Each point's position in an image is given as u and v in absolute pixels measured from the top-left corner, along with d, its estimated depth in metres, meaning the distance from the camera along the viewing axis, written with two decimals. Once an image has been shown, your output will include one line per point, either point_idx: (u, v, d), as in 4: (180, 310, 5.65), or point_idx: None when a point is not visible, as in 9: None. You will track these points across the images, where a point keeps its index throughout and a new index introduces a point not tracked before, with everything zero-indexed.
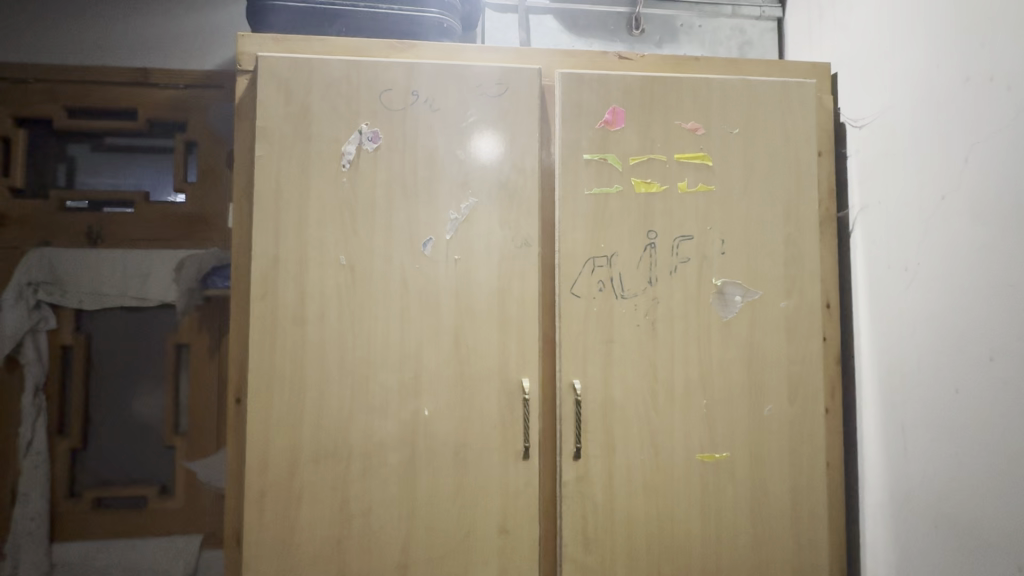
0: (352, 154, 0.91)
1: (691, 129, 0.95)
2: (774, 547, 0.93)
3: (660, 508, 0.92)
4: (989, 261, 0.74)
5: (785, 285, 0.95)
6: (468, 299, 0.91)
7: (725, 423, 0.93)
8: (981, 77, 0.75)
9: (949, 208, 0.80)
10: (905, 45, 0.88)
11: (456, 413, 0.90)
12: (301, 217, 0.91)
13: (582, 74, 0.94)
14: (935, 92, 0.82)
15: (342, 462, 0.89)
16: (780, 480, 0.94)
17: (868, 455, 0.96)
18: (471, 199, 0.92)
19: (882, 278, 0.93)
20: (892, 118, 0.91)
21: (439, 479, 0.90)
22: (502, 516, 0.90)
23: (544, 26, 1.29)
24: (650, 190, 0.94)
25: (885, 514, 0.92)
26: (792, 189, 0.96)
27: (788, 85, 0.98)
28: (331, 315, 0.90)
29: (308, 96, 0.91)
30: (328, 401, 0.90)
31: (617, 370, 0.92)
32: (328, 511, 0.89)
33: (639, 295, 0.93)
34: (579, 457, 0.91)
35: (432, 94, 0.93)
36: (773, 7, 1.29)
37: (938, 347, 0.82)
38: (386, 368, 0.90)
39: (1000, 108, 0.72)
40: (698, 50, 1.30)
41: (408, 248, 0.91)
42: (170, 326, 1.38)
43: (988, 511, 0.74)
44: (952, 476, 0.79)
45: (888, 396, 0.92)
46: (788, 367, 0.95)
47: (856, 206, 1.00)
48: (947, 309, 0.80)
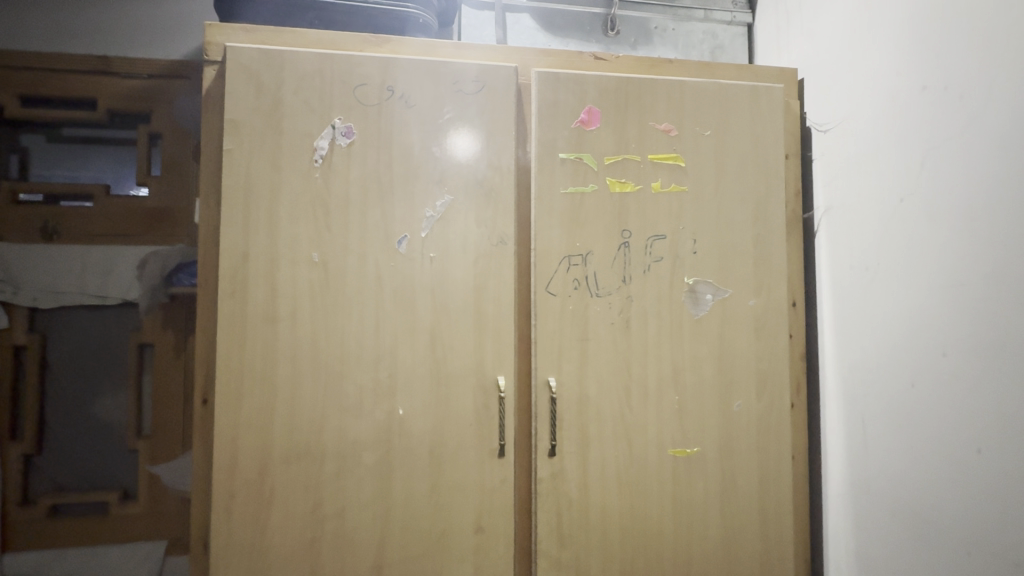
0: (324, 149, 0.90)
1: (665, 130, 0.97)
2: (742, 539, 0.96)
3: (634, 503, 0.94)
4: (943, 261, 0.77)
5: (753, 284, 0.98)
6: (444, 297, 0.91)
7: (696, 419, 0.95)
8: (936, 87, 0.78)
9: (907, 210, 0.83)
10: (868, 53, 0.91)
11: (432, 412, 0.90)
12: (272, 213, 0.89)
13: (559, 74, 0.95)
14: (894, 99, 0.86)
15: (315, 462, 0.88)
16: (748, 474, 0.96)
17: (831, 446, 1.00)
18: (447, 196, 0.91)
19: (844, 277, 0.97)
20: (855, 123, 0.94)
21: (414, 479, 0.90)
22: (478, 514, 0.90)
23: (521, 24, 1.29)
24: (624, 190, 0.95)
25: (846, 503, 0.96)
26: (760, 190, 0.99)
27: (758, 89, 1.00)
28: (304, 314, 0.89)
29: (279, 88, 0.89)
30: (301, 401, 0.88)
31: (593, 367, 0.93)
32: (301, 513, 0.88)
33: (614, 293, 0.94)
34: (554, 454, 0.92)
35: (407, 90, 0.91)
36: (743, 13, 1.32)
37: (896, 343, 0.86)
38: (361, 367, 0.89)
39: (952, 116, 0.76)
40: (672, 52, 1.32)
41: (383, 246, 0.90)
42: (132, 326, 1.32)
43: (940, 499, 0.78)
44: (908, 466, 0.83)
45: (850, 391, 0.96)
46: (756, 363, 0.97)
47: (821, 208, 1.03)
48: (904, 307, 0.84)
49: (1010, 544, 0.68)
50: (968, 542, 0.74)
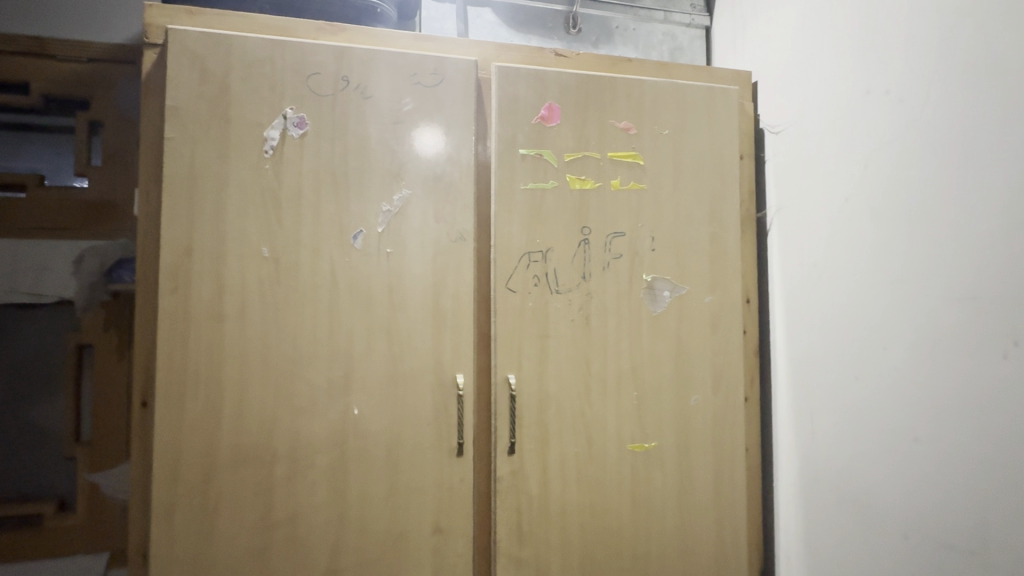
0: (275, 140, 0.86)
1: (624, 128, 0.97)
2: (698, 530, 0.98)
3: (593, 499, 0.94)
4: (884, 259, 0.81)
5: (709, 281, 1.00)
6: (402, 294, 0.89)
7: (654, 414, 0.96)
8: (879, 90, 0.82)
9: (853, 209, 0.87)
10: (817, 58, 0.94)
11: (388, 411, 0.88)
12: (218, 204, 0.84)
13: (519, 69, 0.94)
14: (841, 102, 0.89)
15: (265, 466, 0.85)
16: (704, 468, 0.98)
17: (782, 438, 1.03)
18: (404, 190, 0.89)
19: (795, 273, 1.00)
20: (805, 124, 0.97)
21: (370, 481, 0.87)
22: (436, 515, 0.89)
23: (482, 18, 1.28)
24: (584, 187, 0.96)
25: (796, 492, 0.99)
26: (716, 188, 1.01)
27: (714, 90, 1.02)
28: (253, 311, 0.85)
29: (225, 74, 0.85)
30: (250, 402, 0.84)
31: (552, 364, 0.93)
32: (251, 519, 0.84)
33: (574, 290, 0.94)
34: (513, 452, 0.91)
35: (363, 81, 0.89)
36: (701, 16, 1.34)
37: (842, 337, 0.89)
38: (314, 366, 0.86)
39: (893, 118, 0.79)
40: (633, 52, 1.33)
41: (337, 241, 0.87)
42: (69, 325, 1.23)
43: (882, 486, 0.81)
44: (852, 456, 0.87)
45: (800, 384, 0.99)
46: (712, 359, 0.99)
47: (773, 207, 1.06)
48: (850, 302, 0.87)
49: (943, 528, 0.72)
50: (906, 527, 0.77)
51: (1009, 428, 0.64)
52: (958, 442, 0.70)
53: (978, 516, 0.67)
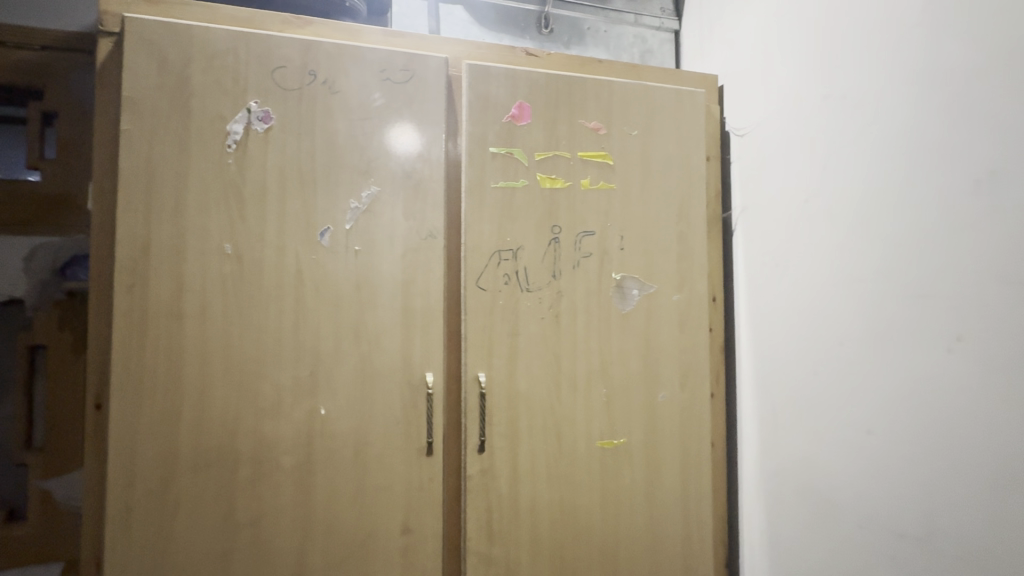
0: (239, 134, 0.84)
1: (594, 128, 0.98)
2: (666, 525, 0.99)
3: (563, 496, 0.95)
4: (840, 258, 0.84)
5: (677, 279, 1.02)
6: (370, 292, 0.88)
7: (623, 411, 0.98)
8: (836, 96, 0.85)
9: (811, 210, 0.90)
10: (780, 63, 0.97)
11: (356, 411, 0.87)
12: (178, 200, 0.82)
13: (490, 67, 0.94)
14: (802, 107, 0.92)
15: (227, 468, 0.82)
16: (671, 463, 1.00)
17: (746, 432, 1.06)
18: (373, 187, 0.88)
19: (759, 272, 1.03)
20: (768, 128, 1.00)
21: (337, 483, 0.86)
22: (405, 515, 0.88)
23: (454, 16, 1.27)
24: (555, 186, 0.96)
25: (759, 485, 1.02)
26: (684, 189, 1.03)
27: (682, 93, 1.04)
28: (214, 310, 0.82)
29: (185, 66, 0.82)
30: (211, 403, 0.82)
31: (523, 362, 0.93)
32: (211, 523, 0.82)
33: (544, 288, 0.95)
34: (483, 450, 0.91)
35: (331, 75, 0.87)
36: (671, 20, 1.37)
37: (802, 334, 0.92)
38: (279, 366, 0.84)
39: (848, 123, 0.82)
40: (604, 54, 1.35)
41: (304, 238, 0.86)
42: (18, 325, 1.15)
43: (837, 477, 0.84)
44: (811, 449, 0.90)
45: (762, 380, 1.01)
46: (679, 356, 1.01)
47: (738, 208, 1.09)
48: (810, 300, 0.90)
49: (893, 516, 0.75)
50: (860, 516, 0.80)
51: (953, 420, 0.67)
52: (907, 434, 0.73)
53: (925, 505, 0.70)
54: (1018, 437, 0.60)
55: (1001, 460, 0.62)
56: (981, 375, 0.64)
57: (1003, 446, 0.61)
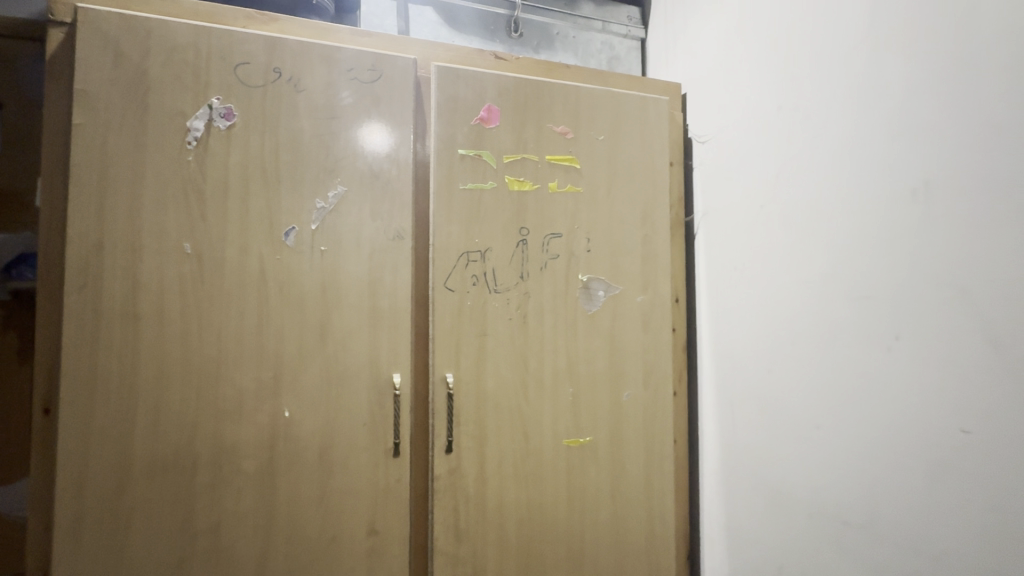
0: (200, 130, 0.82)
1: (562, 132, 1.00)
2: (630, 520, 1.02)
3: (530, 494, 0.96)
4: (793, 262, 0.88)
5: (641, 281, 1.05)
6: (337, 292, 0.87)
7: (589, 410, 1.00)
8: (789, 107, 0.89)
9: (767, 215, 0.94)
10: (739, 74, 1.01)
11: (321, 412, 0.86)
12: (133, 197, 0.79)
13: (458, 69, 0.95)
14: (759, 117, 0.96)
15: (185, 473, 0.80)
16: (635, 460, 1.03)
17: (707, 429, 1.10)
18: (340, 187, 0.87)
19: (719, 275, 1.07)
20: (728, 136, 1.04)
21: (301, 485, 0.85)
22: (371, 516, 0.87)
23: (423, 17, 1.27)
24: (523, 189, 0.98)
25: (718, 479, 1.06)
26: (648, 193, 1.06)
27: (647, 100, 1.07)
28: (172, 311, 0.80)
29: (143, 60, 0.80)
30: (168, 407, 0.80)
31: (490, 362, 0.94)
32: (168, 530, 0.80)
33: (511, 289, 0.96)
34: (450, 450, 0.91)
35: (297, 73, 0.86)
36: (637, 28, 1.40)
37: (759, 334, 0.96)
38: (241, 367, 0.83)
39: (801, 133, 0.86)
40: (572, 59, 1.38)
41: (267, 237, 0.84)
42: None
43: (789, 471, 0.88)
44: (767, 444, 0.93)
45: (722, 379, 1.05)
46: (644, 355, 1.04)
47: (700, 212, 1.13)
48: (766, 302, 0.94)
49: (839, 505, 0.79)
50: (810, 507, 0.84)
51: (892, 414, 0.71)
52: (853, 428, 0.77)
53: (868, 494, 0.74)
54: (948, 429, 0.64)
55: (933, 450, 0.66)
56: (916, 372, 0.68)
57: (935, 437, 0.66)
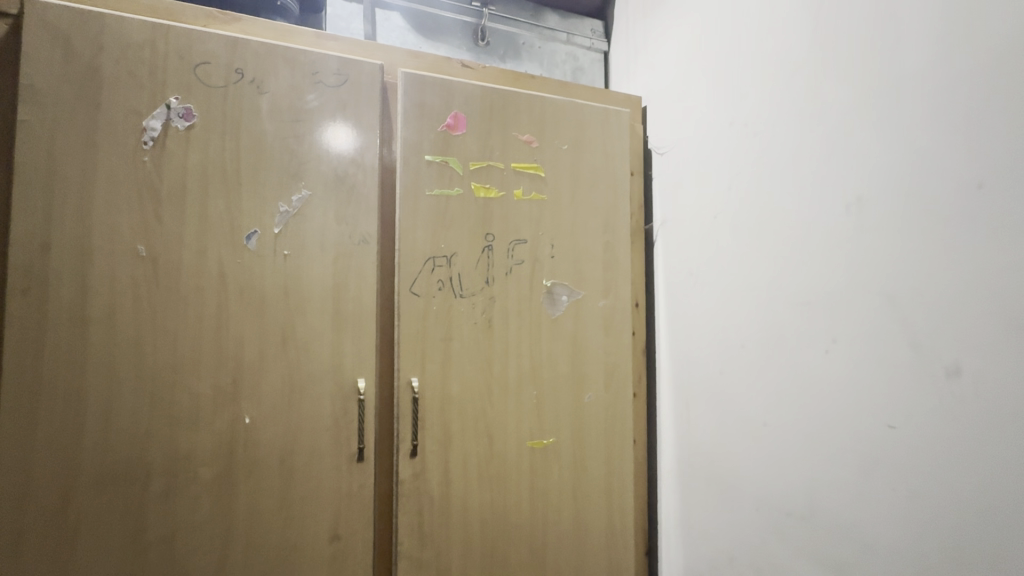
0: (157, 130, 0.80)
1: (527, 141, 1.03)
2: (591, 518, 1.05)
3: (494, 496, 0.97)
4: (743, 269, 0.93)
5: (603, 286, 1.08)
6: (299, 297, 0.86)
7: (552, 412, 1.02)
8: (740, 123, 0.94)
9: (719, 225, 0.99)
10: (694, 90, 1.06)
11: (283, 418, 0.85)
12: (83, 197, 0.76)
13: (425, 76, 0.96)
14: (712, 131, 1.01)
15: (137, 483, 0.78)
16: (596, 460, 1.06)
17: (665, 428, 1.15)
18: (304, 190, 0.87)
19: (676, 281, 1.12)
20: (684, 148, 1.09)
21: (261, 493, 0.83)
22: (334, 522, 0.87)
23: (390, 22, 1.28)
24: (488, 195, 0.99)
25: (675, 476, 1.11)
26: (610, 201, 1.10)
27: (609, 111, 1.11)
28: (124, 315, 0.78)
29: (96, 56, 0.77)
30: (119, 415, 0.77)
31: (455, 366, 0.95)
32: (118, 543, 0.77)
33: (477, 294, 0.97)
34: (415, 454, 0.92)
35: (260, 74, 0.85)
36: (600, 41, 1.45)
37: (712, 337, 1.01)
38: (197, 373, 0.81)
39: (749, 149, 0.92)
40: (538, 69, 1.41)
41: (227, 240, 0.83)
42: None
43: (740, 466, 0.93)
44: (719, 442, 0.98)
45: (679, 380, 1.10)
46: (605, 358, 1.07)
47: (659, 221, 1.18)
48: (718, 306, 0.99)
49: (783, 498, 0.84)
50: (757, 500, 0.89)
51: (830, 412, 0.77)
52: (795, 425, 0.82)
53: (808, 487, 0.80)
54: (877, 423, 0.70)
55: (864, 445, 0.72)
56: (850, 372, 0.74)
57: (866, 432, 0.71)
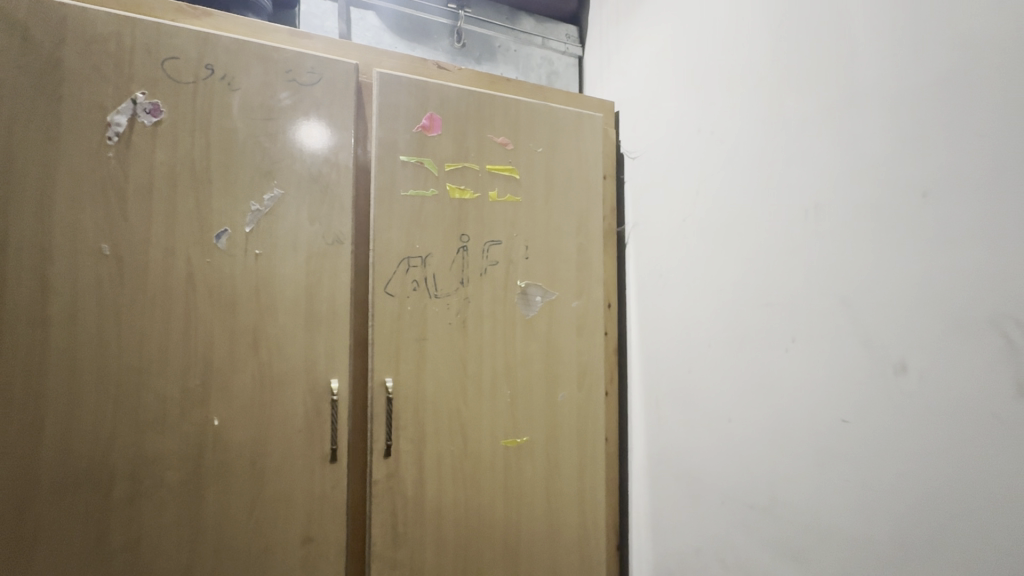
0: (122, 126, 0.78)
1: (502, 143, 1.04)
2: (564, 515, 1.07)
3: (468, 495, 0.98)
4: (709, 271, 0.97)
5: (576, 287, 1.10)
6: (271, 297, 0.85)
7: (526, 411, 1.04)
8: (707, 130, 0.98)
9: (687, 229, 1.03)
10: (665, 97, 1.10)
11: (253, 420, 0.83)
12: (42, 193, 0.74)
13: (400, 77, 0.96)
14: (682, 137, 1.04)
15: (100, 488, 0.76)
16: (569, 457, 1.08)
17: (636, 425, 1.18)
18: (277, 189, 0.86)
19: (647, 282, 1.15)
20: (655, 154, 1.13)
21: (230, 496, 0.82)
22: (306, 524, 0.86)
23: (365, 21, 1.28)
24: (463, 197, 1.00)
25: (646, 473, 1.14)
26: (583, 204, 1.12)
27: (583, 116, 1.13)
28: (87, 316, 0.76)
29: (57, 48, 0.75)
30: (81, 418, 0.75)
31: (430, 366, 0.96)
32: (80, 550, 0.75)
33: (451, 294, 0.98)
34: (389, 454, 0.92)
35: (231, 71, 0.84)
36: (574, 46, 1.48)
37: (681, 337, 1.04)
38: (164, 375, 0.79)
39: (715, 155, 0.96)
40: (513, 72, 1.42)
41: (196, 239, 0.81)
42: None
43: (706, 462, 0.96)
44: (687, 439, 1.02)
45: (649, 378, 1.13)
46: (578, 357, 1.09)
47: (630, 223, 1.21)
48: (687, 307, 1.03)
49: (746, 491, 0.88)
50: (722, 494, 0.93)
51: (789, 408, 0.80)
52: (757, 421, 0.86)
53: (769, 480, 0.83)
54: (832, 418, 0.73)
55: (820, 439, 0.75)
56: (808, 370, 0.77)
57: (822, 427, 0.75)
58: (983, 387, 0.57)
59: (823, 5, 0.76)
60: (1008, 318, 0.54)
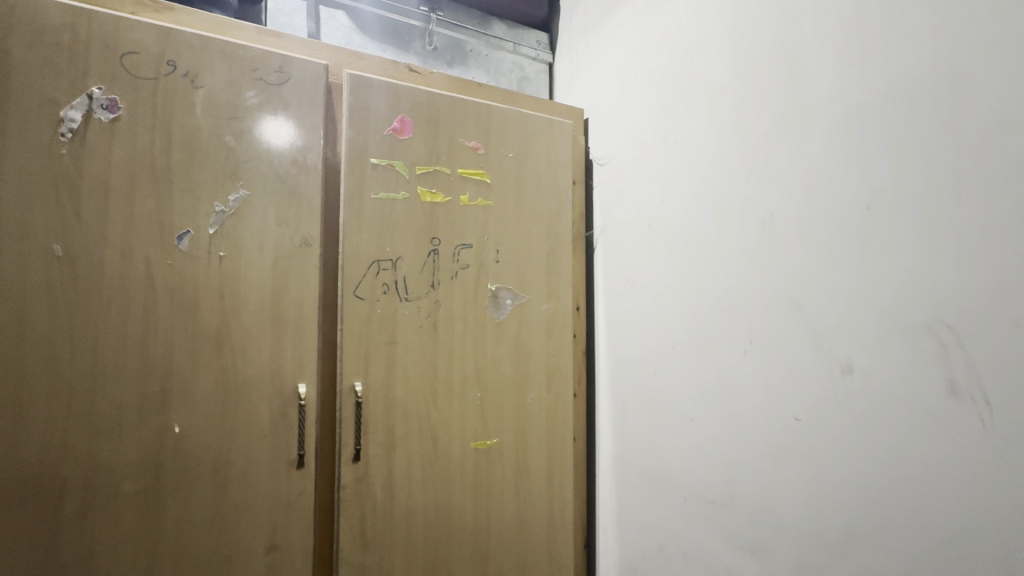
0: (77, 122, 0.75)
1: (473, 148, 1.05)
2: (533, 514, 1.08)
3: (437, 497, 0.98)
4: (673, 276, 1.00)
5: (546, 290, 1.12)
6: (236, 300, 0.83)
7: (495, 413, 1.05)
8: (671, 140, 1.01)
9: (652, 234, 1.06)
10: (632, 106, 1.13)
11: (216, 426, 0.81)
12: None
13: (371, 79, 0.95)
14: (648, 146, 1.08)
15: (50, 500, 0.73)
16: (538, 458, 1.09)
17: (603, 425, 1.20)
18: (242, 190, 0.84)
19: (615, 286, 1.18)
20: (622, 161, 1.16)
21: (191, 505, 0.80)
22: (271, 531, 0.84)
23: (335, 20, 1.26)
24: (435, 200, 1.00)
25: (612, 471, 1.16)
26: (553, 208, 1.14)
27: (553, 122, 1.15)
28: (37, 320, 0.72)
29: (5, 39, 0.72)
30: (29, 427, 0.72)
31: (400, 370, 0.96)
32: (27, 565, 0.71)
33: (422, 297, 0.98)
34: (358, 458, 0.91)
35: (195, 68, 0.82)
36: (545, 52, 1.50)
37: (646, 339, 1.07)
38: (121, 380, 0.76)
39: (679, 164, 0.99)
40: (485, 76, 1.43)
41: (156, 240, 0.79)
42: None
43: (669, 460, 1.00)
44: (652, 438, 1.05)
45: (616, 379, 1.16)
46: (547, 359, 1.11)
47: (599, 228, 1.24)
48: (652, 310, 1.06)
49: (706, 487, 0.92)
50: (685, 491, 0.96)
51: (746, 407, 0.84)
52: (716, 420, 0.90)
53: (728, 476, 0.87)
54: (786, 417, 0.78)
55: (774, 436, 0.80)
56: (763, 371, 0.82)
57: (776, 425, 0.79)
58: (918, 387, 0.61)
59: (778, 26, 0.81)
60: (940, 322, 0.59)
